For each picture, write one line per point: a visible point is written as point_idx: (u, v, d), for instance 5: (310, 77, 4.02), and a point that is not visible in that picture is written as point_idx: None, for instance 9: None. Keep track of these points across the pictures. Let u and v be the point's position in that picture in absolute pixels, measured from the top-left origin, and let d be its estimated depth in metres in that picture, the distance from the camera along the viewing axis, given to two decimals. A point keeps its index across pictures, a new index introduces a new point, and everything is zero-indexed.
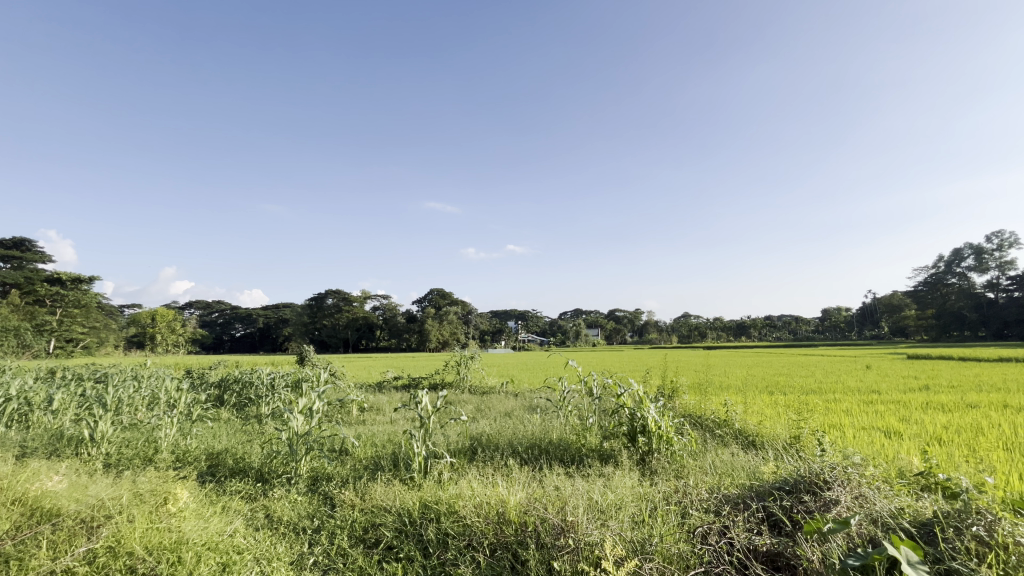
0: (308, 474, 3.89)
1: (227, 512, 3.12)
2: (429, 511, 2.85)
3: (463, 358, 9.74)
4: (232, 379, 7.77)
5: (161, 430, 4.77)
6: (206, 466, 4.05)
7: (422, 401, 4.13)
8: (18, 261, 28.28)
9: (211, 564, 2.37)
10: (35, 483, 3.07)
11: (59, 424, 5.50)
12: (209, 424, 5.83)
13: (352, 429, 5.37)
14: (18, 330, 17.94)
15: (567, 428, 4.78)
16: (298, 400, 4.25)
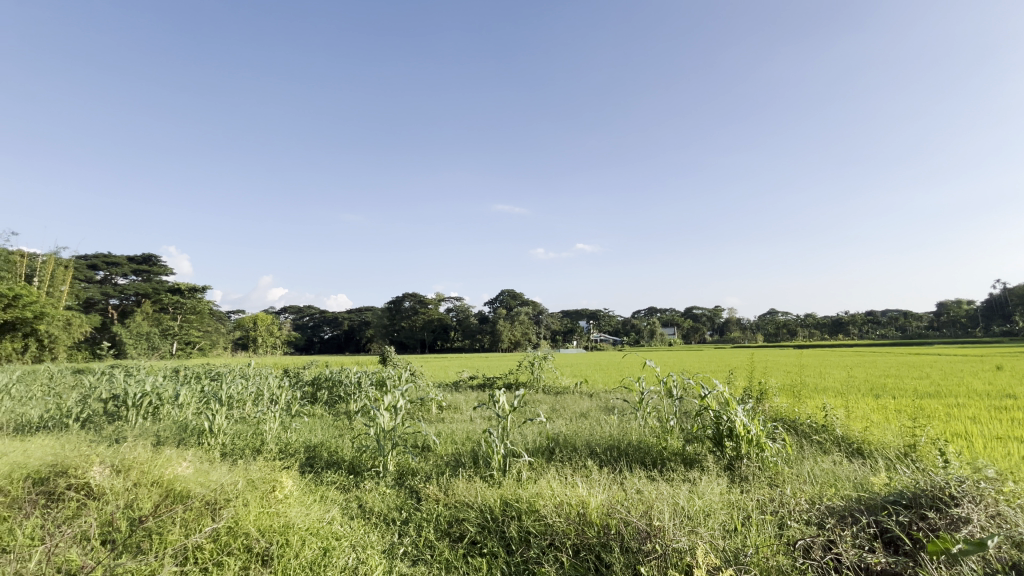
0: (395, 468, 4.10)
1: (325, 500, 3.38)
2: (510, 509, 2.90)
3: (537, 357, 9.80)
4: (324, 378, 8.39)
5: (266, 424, 5.27)
6: (305, 457, 4.41)
7: (500, 399, 4.19)
8: (147, 274, 32.60)
9: (314, 549, 2.58)
10: (169, 467, 3.53)
11: (183, 417, 6.24)
12: (305, 419, 6.34)
13: (433, 426, 5.58)
14: (148, 333, 20.61)
15: (646, 430, 4.64)
16: (384, 397, 4.50)
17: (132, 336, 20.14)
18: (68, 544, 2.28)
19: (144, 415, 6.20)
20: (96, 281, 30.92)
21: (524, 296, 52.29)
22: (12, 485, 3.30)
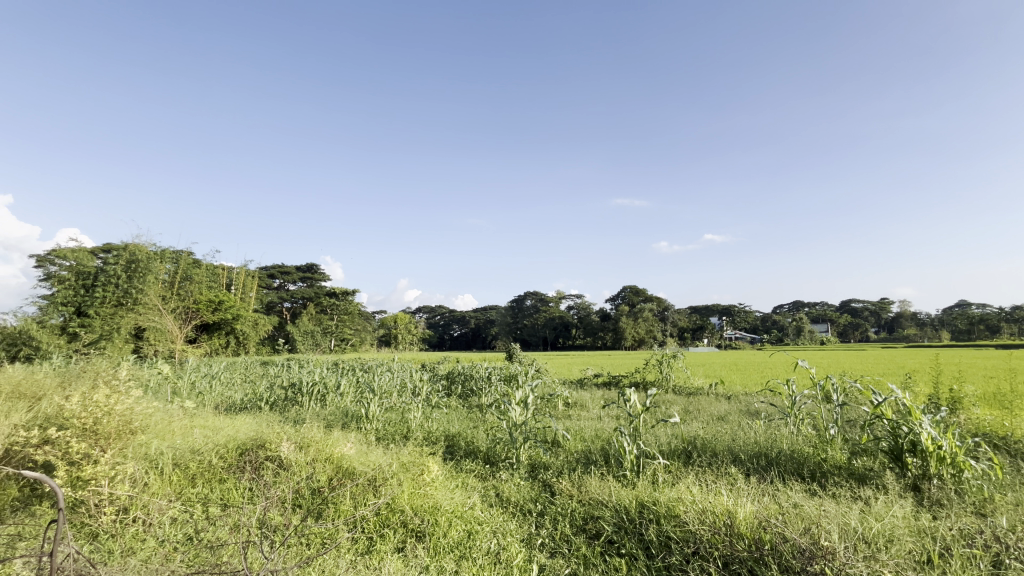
0: (528, 461, 4.24)
1: (467, 487, 3.62)
2: (647, 511, 2.82)
3: (666, 356, 9.34)
4: (457, 373, 8.97)
5: (411, 413, 5.80)
6: (445, 446, 4.77)
7: (631, 398, 4.08)
8: (311, 279, 38.14)
9: (459, 531, 2.79)
10: (337, 447, 4.09)
11: (344, 404, 7.17)
12: (443, 410, 6.86)
13: (562, 422, 5.66)
14: (313, 331, 23.97)
15: (800, 439, 4.15)
16: (515, 392, 4.67)
17: (301, 333, 23.66)
18: (273, 505, 2.79)
19: (314, 401, 7.26)
20: (274, 288, 37.06)
21: (647, 293, 50.20)
22: (228, 453, 4.09)
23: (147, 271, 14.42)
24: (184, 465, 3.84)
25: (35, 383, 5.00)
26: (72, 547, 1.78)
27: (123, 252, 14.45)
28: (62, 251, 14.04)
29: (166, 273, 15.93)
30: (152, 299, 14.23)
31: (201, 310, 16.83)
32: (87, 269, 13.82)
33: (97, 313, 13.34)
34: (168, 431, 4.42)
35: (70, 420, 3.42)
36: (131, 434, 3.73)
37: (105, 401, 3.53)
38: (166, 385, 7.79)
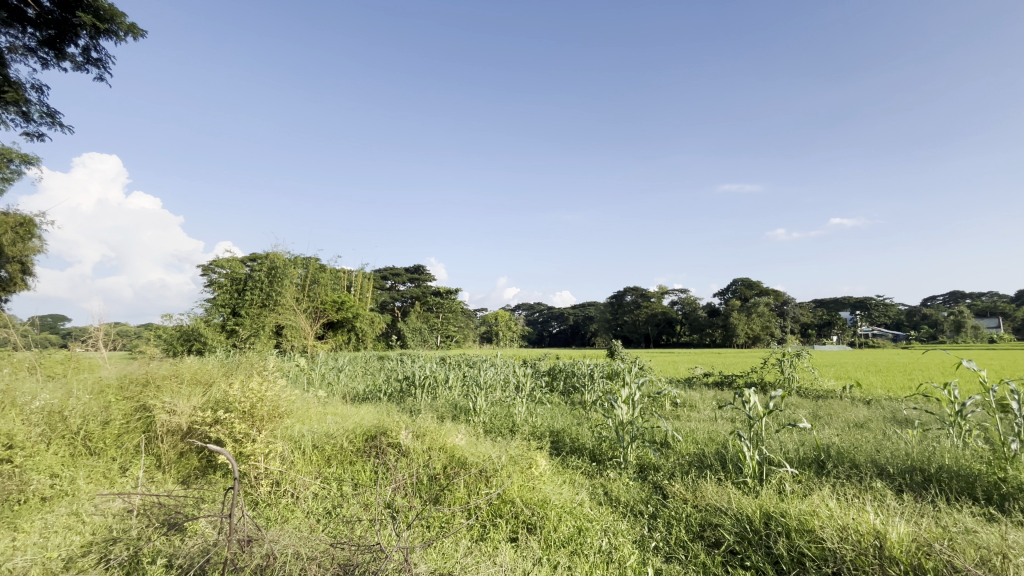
0: (636, 461, 4.12)
1: (574, 483, 3.62)
2: (774, 523, 2.59)
3: (788, 355, 8.50)
4: (559, 369, 8.99)
5: (516, 408, 5.93)
6: (551, 441, 4.81)
7: (751, 399, 3.76)
8: (418, 280, 40.80)
9: (569, 526, 2.80)
10: (450, 437, 4.32)
11: (452, 397, 7.56)
12: (547, 406, 6.92)
13: (671, 422, 5.41)
14: (421, 328, 25.58)
15: (967, 453, 3.52)
16: (621, 389, 4.54)
17: (412, 330, 25.39)
18: (400, 489, 3.04)
19: (426, 393, 7.75)
20: (386, 288, 40.28)
21: (762, 285, 46.06)
22: (356, 437, 4.52)
23: (284, 276, 16.38)
24: (320, 447, 4.33)
25: (207, 372, 5.97)
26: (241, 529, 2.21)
27: (265, 259, 16.63)
28: (221, 261, 16.57)
29: (299, 277, 18.05)
30: (288, 300, 16.17)
31: (327, 309, 18.81)
32: (239, 276, 16.16)
33: (247, 313, 15.54)
34: (307, 416, 5.01)
35: (233, 404, 4.03)
36: (279, 418, 4.29)
37: (258, 389, 4.11)
38: (302, 376, 8.83)
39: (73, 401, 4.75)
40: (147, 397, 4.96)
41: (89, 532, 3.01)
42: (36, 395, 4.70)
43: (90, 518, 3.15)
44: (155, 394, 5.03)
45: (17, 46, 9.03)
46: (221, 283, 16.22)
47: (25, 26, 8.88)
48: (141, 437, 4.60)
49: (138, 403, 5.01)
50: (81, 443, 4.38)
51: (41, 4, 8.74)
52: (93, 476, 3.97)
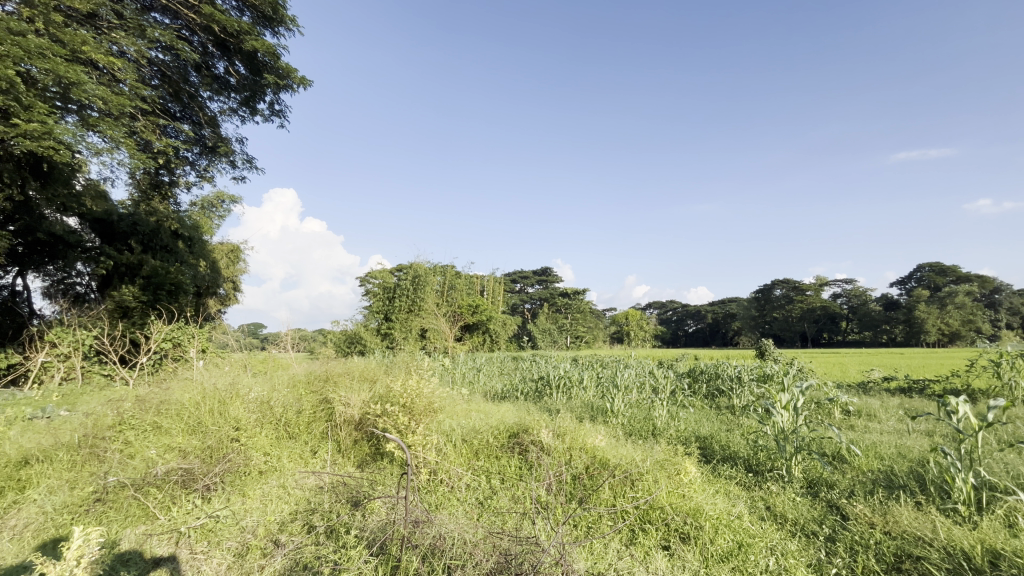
0: (803, 476, 3.66)
1: (729, 494, 3.35)
2: (1006, 564, 2.10)
3: (1008, 356, 6.78)
4: (701, 371, 8.39)
5: (657, 411, 5.66)
6: (698, 447, 4.50)
7: (958, 409, 3.07)
8: (546, 282, 41.58)
9: (727, 540, 2.60)
10: (590, 437, 4.30)
11: (588, 398, 7.51)
12: (691, 410, 6.49)
13: (845, 433, 4.69)
14: (551, 329, 25.92)
15: None
16: (780, 394, 4.07)
17: (542, 331, 25.86)
18: (550, 487, 3.12)
19: (561, 394, 7.81)
20: (516, 292, 41.89)
21: (959, 271, 37.70)
22: (499, 433, 4.74)
23: (426, 283, 17.93)
24: (468, 440, 4.63)
25: (371, 370, 6.79)
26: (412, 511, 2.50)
27: (410, 269, 18.39)
28: (374, 272, 18.79)
29: (439, 283, 19.53)
30: (429, 305, 17.64)
31: (464, 313, 20.12)
32: (390, 285, 18.13)
33: (397, 318, 17.31)
34: (455, 412, 5.40)
35: (396, 399, 4.54)
36: (432, 413, 4.71)
37: (415, 386, 4.57)
38: (446, 374, 9.57)
39: (277, 393, 5.78)
40: (328, 391, 5.81)
41: (294, 502, 3.64)
42: (251, 388, 5.81)
43: (294, 490, 3.81)
44: (333, 389, 5.87)
45: (225, 109, 11.36)
46: (375, 291, 18.35)
47: (230, 92, 11.14)
48: (324, 425, 5.40)
49: (322, 397, 5.89)
50: (283, 427, 5.30)
51: (240, 73, 10.90)
52: (293, 455, 4.79)
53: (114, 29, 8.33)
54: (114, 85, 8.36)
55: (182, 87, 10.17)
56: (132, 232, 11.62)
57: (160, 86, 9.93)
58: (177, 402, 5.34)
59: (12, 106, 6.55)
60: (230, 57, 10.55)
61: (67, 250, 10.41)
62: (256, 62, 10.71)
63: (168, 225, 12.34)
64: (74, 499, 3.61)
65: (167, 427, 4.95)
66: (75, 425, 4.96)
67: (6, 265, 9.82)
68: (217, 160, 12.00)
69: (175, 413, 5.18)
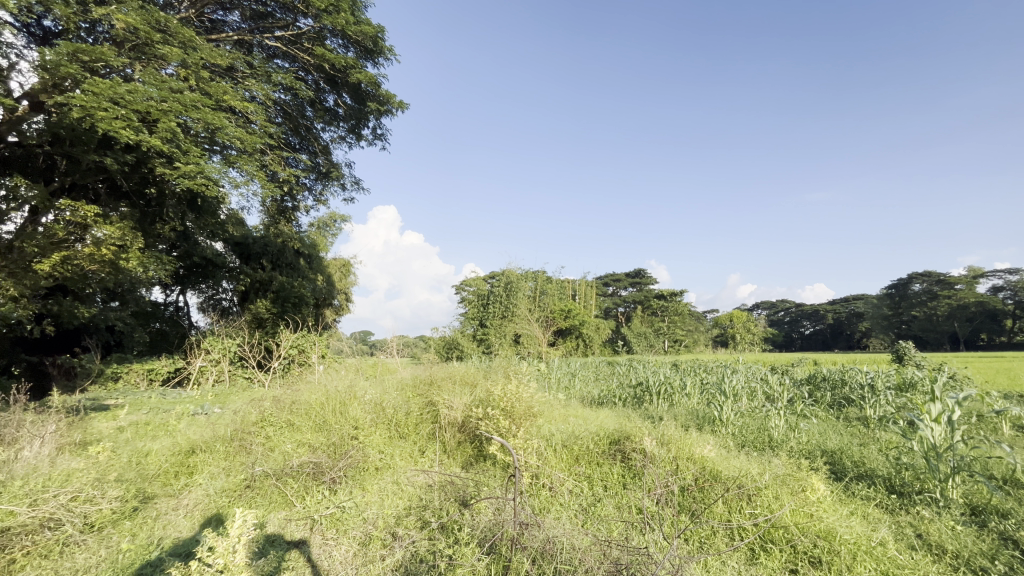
0: (963, 501, 3.14)
1: (868, 517, 2.97)
2: None
3: None
4: (823, 378, 7.56)
5: (773, 421, 5.20)
6: (825, 462, 4.06)
7: None
8: (640, 284, 40.25)
9: (870, 570, 2.33)
10: (698, 447, 4.07)
11: (693, 405, 7.12)
12: (813, 421, 5.87)
13: (1017, 454, 3.94)
14: (646, 333, 24.96)
15: None
16: (929, 405, 3.54)
17: (637, 336, 24.99)
18: (662, 498, 2.99)
19: (663, 401, 7.49)
20: (608, 295, 41.11)
21: None
22: (599, 439, 4.67)
23: (518, 289, 18.24)
24: (569, 445, 4.61)
25: (472, 375, 7.05)
26: (521, 511, 2.55)
27: (502, 276, 18.81)
28: (470, 280, 19.55)
29: (531, 288, 19.72)
30: (522, 311, 17.91)
31: (557, 318, 20.11)
32: (484, 292, 18.73)
33: (492, 324, 17.82)
34: (553, 417, 5.42)
35: (497, 403, 4.68)
36: (532, 417, 4.78)
37: (515, 391, 4.67)
38: (542, 378, 9.64)
39: (388, 396, 6.22)
40: (433, 395, 6.14)
41: (407, 498, 3.89)
42: (367, 391, 6.32)
43: (407, 487, 4.08)
44: (438, 392, 6.19)
45: (336, 137, 12.58)
46: (471, 298, 19.07)
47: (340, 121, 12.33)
48: (431, 426, 5.71)
49: (427, 400, 6.24)
50: (394, 428, 5.69)
51: (347, 104, 12.01)
52: (404, 454, 5.12)
53: (246, 78, 9.64)
54: (248, 126, 9.66)
55: (300, 122, 11.47)
56: (264, 252, 13.28)
57: (284, 123, 11.29)
58: (306, 402, 5.98)
59: (175, 152, 7.85)
60: (338, 90, 11.69)
61: (216, 270, 12.38)
62: (360, 92, 11.73)
63: (292, 245, 13.90)
64: (231, 485, 4.21)
65: (298, 424, 5.56)
66: (227, 421, 5.76)
67: (172, 285, 12.16)
68: (330, 185, 13.33)
69: (304, 412, 5.80)
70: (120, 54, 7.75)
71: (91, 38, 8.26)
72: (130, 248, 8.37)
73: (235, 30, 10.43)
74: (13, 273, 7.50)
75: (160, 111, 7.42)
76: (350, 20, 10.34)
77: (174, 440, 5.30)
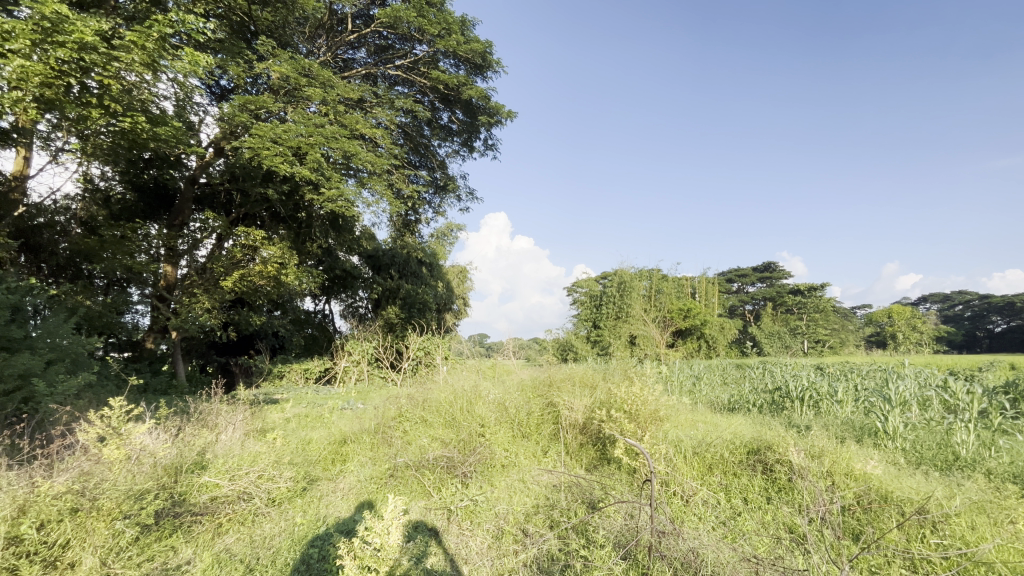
0: None
1: None
2: None
3: None
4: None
5: (957, 436, 4.36)
6: None
7: None
8: (771, 279, 36.53)
9: None
10: (859, 462, 3.57)
11: (845, 414, 6.26)
12: (1015, 437, 4.79)
13: None
14: (781, 332, 22.51)
15: None
16: None
17: (770, 336, 22.65)
18: (822, 518, 2.67)
19: (807, 408, 6.70)
20: (733, 292, 37.99)
21: None
22: (734, 446, 4.32)
23: (633, 289, 17.65)
24: (700, 452, 4.31)
25: (591, 376, 6.98)
26: (655, 518, 2.45)
27: (614, 276, 18.35)
28: (582, 281, 19.44)
29: (647, 288, 18.90)
30: (637, 311, 17.31)
31: (675, 319, 19.03)
32: (597, 293, 18.45)
33: (606, 325, 17.48)
34: (680, 422, 5.15)
35: (619, 405, 4.57)
36: (658, 421, 4.58)
37: (639, 393, 4.53)
38: (663, 381, 9.21)
39: (510, 395, 6.42)
40: (553, 396, 6.20)
41: (533, 496, 3.97)
42: (490, 391, 6.59)
43: (532, 485, 4.16)
44: (558, 393, 6.23)
45: (451, 152, 13.39)
46: (584, 300, 18.92)
47: (454, 136, 13.13)
48: (553, 427, 5.77)
49: (547, 401, 6.31)
50: (518, 427, 5.86)
51: (460, 119, 12.74)
52: (527, 453, 5.24)
53: (373, 107, 10.70)
54: (376, 150, 10.71)
55: (419, 141, 12.43)
56: (393, 263, 14.61)
57: (406, 144, 12.33)
58: (436, 400, 6.42)
59: (321, 179, 9.01)
60: (451, 107, 12.44)
61: (353, 281, 13.93)
62: (472, 107, 12.37)
63: (416, 255, 15.07)
64: (377, 473, 4.68)
65: (431, 420, 6.00)
66: (370, 415, 6.43)
67: (320, 295, 13.97)
68: (447, 197, 14.22)
69: (435, 408, 6.23)
70: (276, 99, 9.10)
71: (255, 89, 9.82)
72: (289, 265, 9.78)
73: (363, 65, 11.67)
74: (207, 290, 9.24)
75: (308, 145, 8.54)
76: (460, 40, 10.92)
77: (329, 431, 6.05)
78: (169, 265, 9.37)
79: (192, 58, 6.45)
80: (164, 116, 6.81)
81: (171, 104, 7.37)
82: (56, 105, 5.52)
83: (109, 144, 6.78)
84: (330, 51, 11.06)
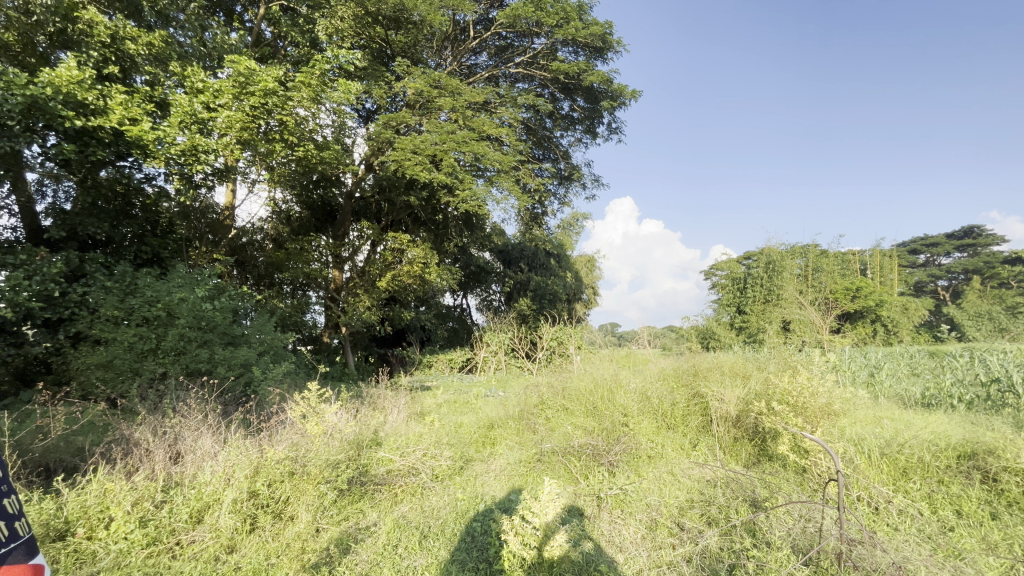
0: None
1: None
2: None
3: None
4: None
5: None
6: None
7: None
8: (974, 248, 29.64)
9: None
10: None
11: None
12: None
13: None
14: (992, 312, 18.14)
15: None
16: None
17: (975, 318, 18.41)
18: None
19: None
20: (919, 266, 31.66)
21: None
22: (938, 449, 3.61)
23: (785, 268, 15.75)
24: (889, 452, 3.70)
25: (742, 365, 6.41)
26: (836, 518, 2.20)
27: (760, 255, 16.52)
28: (722, 263, 17.92)
29: (802, 266, 16.64)
30: (791, 293, 15.40)
31: (840, 300, 16.52)
32: (740, 275, 16.85)
33: (753, 310, 15.91)
34: (859, 419, 4.46)
35: (782, 397, 4.12)
36: (832, 417, 4.03)
37: (807, 385, 4.02)
38: (830, 371, 8.06)
39: (652, 385, 6.20)
40: (699, 386, 5.83)
41: (686, 489, 3.80)
42: (631, 380, 6.43)
43: (682, 478, 3.99)
44: (705, 384, 5.83)
45: (574, 141, 13.31)
46: (725, 283, 17.44)
47: (576, 125, 13.03)
48: (702, 419, 5.43)
49: (693, 391, 5.95)
50: (662, 418, 5.64)
51: (581, 106, 12.59)
52: (675, 444, 5.03)
53: (497, 107, 11.13)
54: (502, 148, 11.12)
55: (541, 135, 12.68)
56: (523, 256, 15.09)
57: (528, 139, 12.65)
58: (576, 387, 6.46)
59: (455, 182, 9.66)
60: (573, 96, 12.34)
61: (486, 275, 15.05)
62: (593, 93, 12.14)
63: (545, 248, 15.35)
64: (526, 457, 4.90)
65: (572, 408, 6.08)
66: (512, 402, 6.75)
67: (459, 290, 15.06)
68: (572, 187, 14.18)
69: (576, 396, 6.27)
70: (413, 113, 9.97)
71: (393, 108, 10.87)
72: (431, 264, 10.69)
73: (485, 68, 12.20)
74: (368, 290, 10.55)
75: (442, 151, 9.20)
76: (578, 25, 10.74)
77: (478, 415, 6.48)
78: (337, 270, 10.89)
79: (345, 88, 7.38)
80: (328, 142, 7.91)
81: (331, 131, 8.54)
82: (251, 144, 6.74)
83: (290, 172, 8.10)
84: (456, 60, 11.71)
